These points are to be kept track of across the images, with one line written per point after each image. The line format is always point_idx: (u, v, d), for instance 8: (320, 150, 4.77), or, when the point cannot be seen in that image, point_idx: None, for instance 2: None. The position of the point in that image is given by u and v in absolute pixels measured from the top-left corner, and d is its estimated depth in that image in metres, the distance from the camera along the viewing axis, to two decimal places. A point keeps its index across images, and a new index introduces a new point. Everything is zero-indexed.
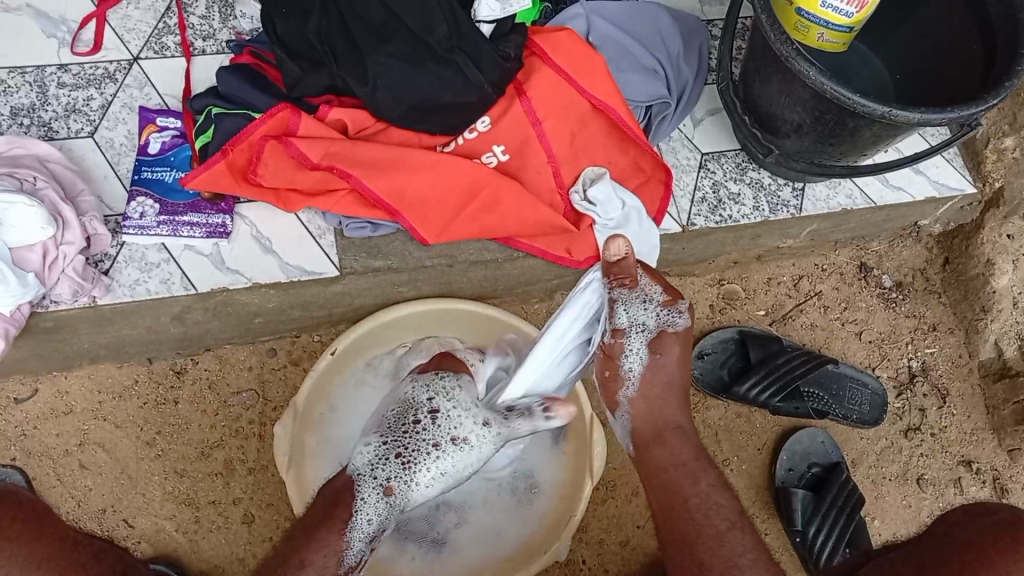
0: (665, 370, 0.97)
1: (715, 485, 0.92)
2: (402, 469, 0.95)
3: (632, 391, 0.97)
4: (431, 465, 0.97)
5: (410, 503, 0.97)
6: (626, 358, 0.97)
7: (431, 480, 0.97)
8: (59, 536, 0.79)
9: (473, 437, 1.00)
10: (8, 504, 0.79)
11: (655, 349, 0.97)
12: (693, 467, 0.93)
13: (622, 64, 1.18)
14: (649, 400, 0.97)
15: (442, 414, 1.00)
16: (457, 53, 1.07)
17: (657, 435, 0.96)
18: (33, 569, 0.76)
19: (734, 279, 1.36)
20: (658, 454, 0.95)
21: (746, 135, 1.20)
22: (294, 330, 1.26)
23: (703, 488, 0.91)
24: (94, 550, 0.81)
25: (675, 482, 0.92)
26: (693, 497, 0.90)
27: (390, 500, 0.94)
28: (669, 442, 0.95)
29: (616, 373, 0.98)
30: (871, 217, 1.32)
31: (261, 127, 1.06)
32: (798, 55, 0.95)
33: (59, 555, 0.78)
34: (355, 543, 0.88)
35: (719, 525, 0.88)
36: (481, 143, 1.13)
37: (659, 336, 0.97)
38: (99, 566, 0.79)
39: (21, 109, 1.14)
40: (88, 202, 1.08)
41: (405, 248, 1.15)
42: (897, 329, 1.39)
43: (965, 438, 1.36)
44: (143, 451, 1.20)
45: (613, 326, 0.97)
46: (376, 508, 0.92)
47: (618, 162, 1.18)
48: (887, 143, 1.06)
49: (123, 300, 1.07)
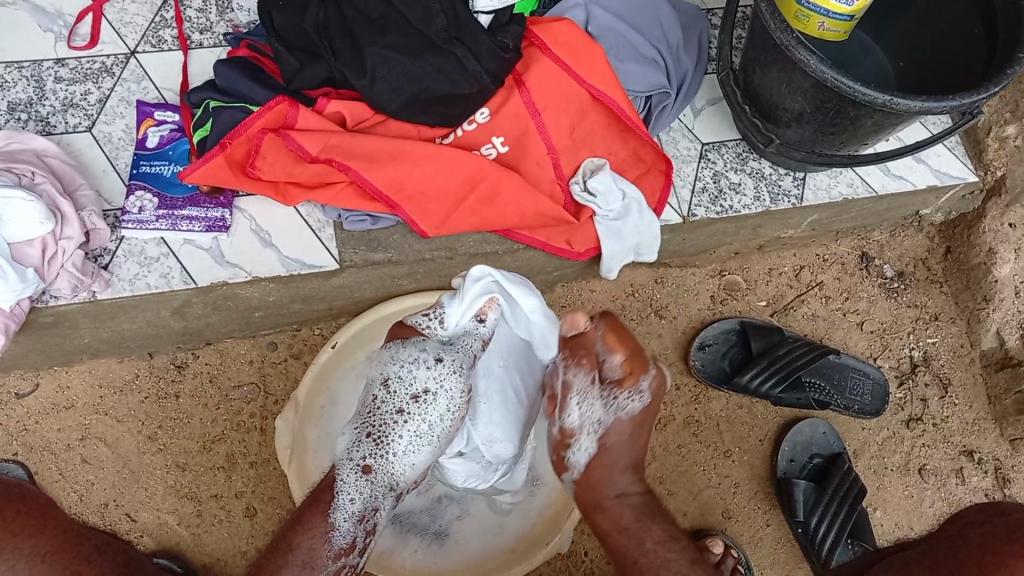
0: (617, 457, 0.95)
1: (661, 540, 0.92)
2: (376, 445, 0.94)
3: (577, 476, 0.97)
4: (404, 431, 0.95)
5: (398, 474, 0.95)
6: (573, 451, 0.96)
7: (414, 447, 0.95)
8: (62, 529, 0.73)
9: (435, 387, 0.98)
10: (8, 497, 0.72)
11: (604, 451, 0.95)
12: (637, 529, 0.93)
13: (621, 55, 1.18)
14: (592, 483, 0.96)
15: (397, 379, 0.97)
16: (455, 44, 1.07)
17: (597, 502, 0.96)
18: (38, 564, 0.70)
19: (735, 270, 1.36)
20: (603, 517, 0.95)
21: (746, 125, 1.19)
22: (294, 323, 1.26)
23: (649, 547, 0.91)
24: (96, 543, 0.76)
25: (622, 547, 0.93)
26: (641, 558, 0.91)
27: (372, 478, 0.93)
28: (609, 510, 0.95)
29: (563, 458, 0.98)
30: (873, 207, 1.31)
31: (260, 120, 1.05)
32: (799, 44, 0.94)
33: (66, 548, 0.72)
34: (341, 524, 0.89)
35: None
36: (480, 135, 1.12)
37: (612, 431, 0.94)
38: (105, 561, 0.74)
39: (18, 104, 1.14)
40: (87, 197, 1.07)
41: (405, 240, 1.15)
42: (899, 318, 1.38)
43: (967, 428, 1.36)
44: (145, 445, 1.20)
45: (564, 425, 0.96)
46: (357, 487, 0.92)
47: (618, 153, 1.17)
48: (889, 132, 1.06)
49: (123, 295, 1.07)
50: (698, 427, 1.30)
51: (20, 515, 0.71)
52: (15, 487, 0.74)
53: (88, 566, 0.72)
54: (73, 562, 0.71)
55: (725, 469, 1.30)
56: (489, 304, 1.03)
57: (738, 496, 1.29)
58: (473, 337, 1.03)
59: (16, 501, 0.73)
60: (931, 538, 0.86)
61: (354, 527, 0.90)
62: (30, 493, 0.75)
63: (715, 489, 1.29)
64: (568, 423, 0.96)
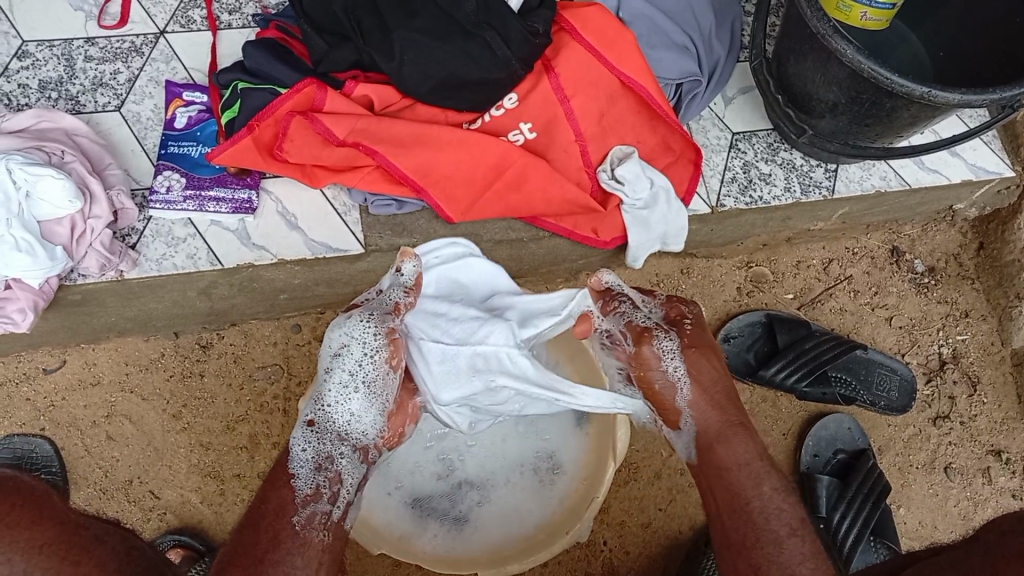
0: (706, 376, 0.95)
1: (779, 488, 0.87)
2: (313, 403, 0.91)
3: (688, 392, 0.95)
4: (333, 383, 0.91)
5: (349, 421, 0.91)
6: (666, 360, 0.95)
7: (352, 397, 0.91)
8: (60, 520, 0.74)
9: (350, 338, 0.92)
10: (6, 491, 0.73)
11: (688, 354, 0.96)
12: (760, 467, 0.88)
13: (653, 41, 1.16)
14: (706, 397, 0.94)
15: (322, 347, 0.94)
16: (483, 28, 1.06)
17: (721, 433, 0.92)
18: (35, 556, 0.70)
19: (763, 262, 1.34)
20: (722, 454, 0.90)
21: (779, 115, 1.18)
22: (318, 306, 1.25)
23: (767, 490, 0.86)
24: (97, 532, 0.75)
25: (738, 483, 0.87)
26: (754, 500, 0.85)
27: (322, 432, 0.90)
28: (732, 443, 0.91)
29: (667, 382, 0.95)
30: (905, 200, 1.29)
31: (289, 102, 1.06)
32: (836, 33, 0.92)
33: (60, 539, 0.72)
34: (296, 472, 0.86)
35: (779, 530, 0.82)
36: (508, 120, 1.11)
37: (687, 338, 0.98)
38: (105, 551, 0.73)
39: (49, 82, 1.14)
40: (115, 176, 1.08)
41: (431, 226, 1.14)
42: (929, 314, 1.36)
43: (995, 427, 1.34)
44: (170, 424, 1.21)
45: (642, 338, 0.97)
46: (308, 439, 0.89)
47: (647, 141, 1.16)
48: (926, 125, 1.04)
49: (150, 274, 1.08)
50: None
51: (14, 508, 0.72)
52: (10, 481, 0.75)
53: (86, 556, 0.71)
54: (71, 553, 0.71)
55: None
56: (405, 254, 0.97)
57: None
58: (397, 288, 0.97)
59: (13, 496, 0.74)
60: (965, 543, 0.84)
61: (310, 481, 0.86)
62: (26, 488, 0.76)
63: None
64: (642, 326, 0.97)
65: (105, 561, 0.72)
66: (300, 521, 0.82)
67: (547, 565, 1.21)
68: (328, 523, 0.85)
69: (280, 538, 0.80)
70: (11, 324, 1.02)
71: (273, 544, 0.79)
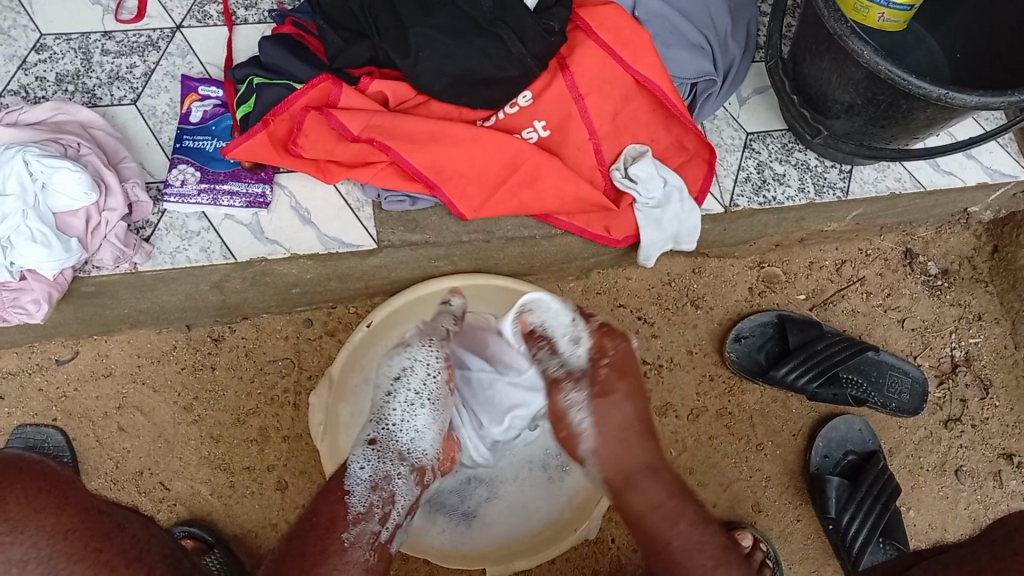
0: (611, 426, 0.94)
1: (696, 522, 0.90)
2: (377, 423, 0.98)
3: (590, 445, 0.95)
4: (397, 403, 0.99)
5: (409, 441, 0.97)
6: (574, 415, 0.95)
7: (413, 417, 0.99)
8: (84, 506, 0.73)
9: (412, 360, 1.00)
10: (31, 475, 0.72)
11: (596, 409, 0.94)
12: (673, 507, 0.90)
13: (669, 41, 1.16)
14: (613, 450, 0.94)
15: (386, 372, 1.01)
16: (500, 25, 1.06)
17: (628, 481, 0.92)
18: (60, 541, 0.69)
19: (775, 262, 1.34)
20: (635, 498, 0.91)
21: (794, 115, 1.17)
22: (330, 300, 1.26)
23: (684, 530, 0.89)
24: (117, 520, 0.75)
25: (654, 527, 0.89)
26: (673, 540, 0.88)
27: (381, 452, 0.95)
28: (639, 486, 0.92)
29: (571, 434, 0.97)
30: (919, 202, 1.29)
31: (304, 98, 1.07)
32: (853, 33, 0.92)
33: (82, 525, 0.71)
34: (354, 488, 0.90)
35: (705, 565, 0.86)
36: (522, 118, 1.11)
37: (598, 386, 0.95)
38: (125, 538, 0.74)
39: (65, 75, 1.15)
40: (130, 168, 1.09)
41: (443, 223, 1.14)
42: (942, 317, 1.36)
43: (1007, 431, 1.33)
44: (181, 416, 1.21)
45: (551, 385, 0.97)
46: (367, 457, 0.94)
47: (660, 140, 1.16)
48: (942, 126, 1.03)
49: (163, 267, 1.09)
50: (730, 420, 1.29)
51: (42, 492, 0.71)
52: (37, 464, 0.74)
53: (108, 544, 0.72)
54: (94, 540, 0.71)
55: (757, 464, 1.28)
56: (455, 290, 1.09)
57: (769, 491, 1.28)
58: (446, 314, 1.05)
59: (39, 480, 0.72)
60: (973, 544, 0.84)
61: (364, 498, 0.89)
62: (50, 468, 0.74)
63: (746, 483, 1.28)
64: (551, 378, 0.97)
65: (124, 550, 0.73)
66: (349, 538, 0.85)
67: (555, 562, 1.21)
68: (377, 542, 0.87)
69: (331, 548, 0.83)
70: (25, 314, 1.02)
71: (322, 554, 0.82)
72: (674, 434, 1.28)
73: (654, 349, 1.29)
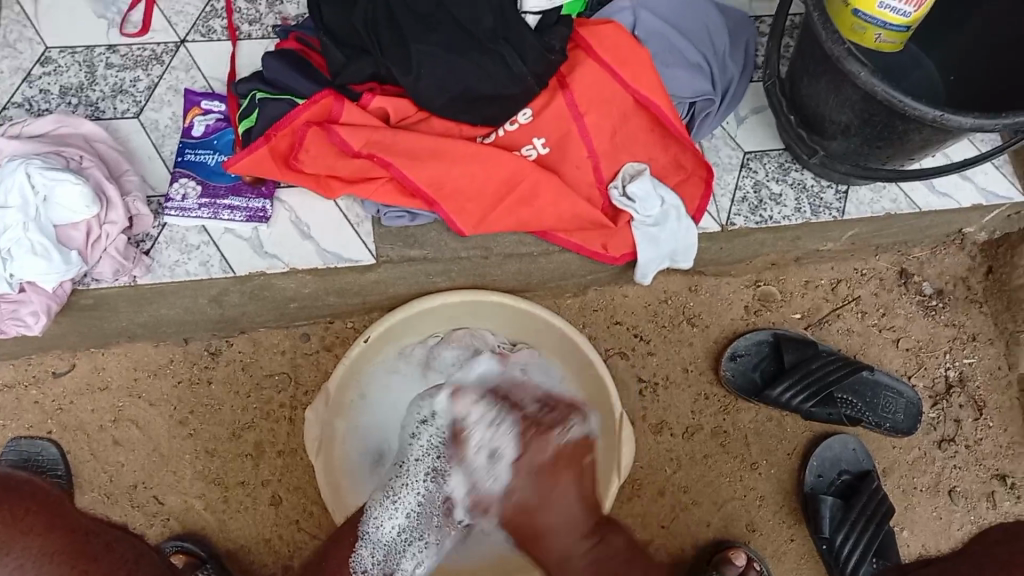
0: (526, 492, 0.96)
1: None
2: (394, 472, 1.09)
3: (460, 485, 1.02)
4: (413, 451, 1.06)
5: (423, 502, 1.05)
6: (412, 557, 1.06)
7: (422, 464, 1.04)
8: (72, 527, 0.73)
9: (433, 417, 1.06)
10: (19, 496, 0.71)
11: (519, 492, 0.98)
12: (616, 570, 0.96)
13: (667, 59, 1.17)
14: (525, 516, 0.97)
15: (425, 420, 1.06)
16: (502, 44, 1.08)
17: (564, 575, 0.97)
18: (46, 564, 0.69)
19: (771, 281, 1.34)
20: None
21: (790, 135, 1.18)
22: (327, 315, 1.25)
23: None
24: (106, 539, 0.76)
25: None
26: None
27: (420, 506, 1.05)
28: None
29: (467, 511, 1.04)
30: (914, 224, 1.30)
31: (305, 113, 1.07)
32: (850, 56, 0.93)
33: (71, 546, 0.71)
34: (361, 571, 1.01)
35: None
36: (521, 136, 1.12)
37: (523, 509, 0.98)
38: (113, 559, 0.75)
39: (70, 88, 1.16)
40: (132, 181, 1.09)
41: (441, 238, 1.16)
42: (936, 337, 1.36)
43: (1000, 452, 1.34)
44: (176, 429, 1.21)
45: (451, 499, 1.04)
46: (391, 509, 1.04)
47: (658, 159, 1.17)
48: (937, 148, 1.04)
49: (163, 281, 1.10)
50: (727, 438, 1.29)
51: (30, 514, 0.71)
52: (25, 483, 0.74)
53: (94, 565, 0.72)
54: (81, 561, 0.71)
55: (752, 482, 1.29)
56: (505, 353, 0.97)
57: (763, 509, 1.28)
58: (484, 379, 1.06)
59: (28, 499, 0.72)
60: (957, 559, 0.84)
61: (369, 567, 1.02)
62: (39, 488, 0.74)
63: (740, 501, 1.28)
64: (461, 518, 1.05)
65: (110, 571, 0.73)
66: None
67: None
68: None
69: None
70: (23, 326, 1.02)
71: None
72: (670, 450, 1.28)
73: (650, 366, 1.30)
